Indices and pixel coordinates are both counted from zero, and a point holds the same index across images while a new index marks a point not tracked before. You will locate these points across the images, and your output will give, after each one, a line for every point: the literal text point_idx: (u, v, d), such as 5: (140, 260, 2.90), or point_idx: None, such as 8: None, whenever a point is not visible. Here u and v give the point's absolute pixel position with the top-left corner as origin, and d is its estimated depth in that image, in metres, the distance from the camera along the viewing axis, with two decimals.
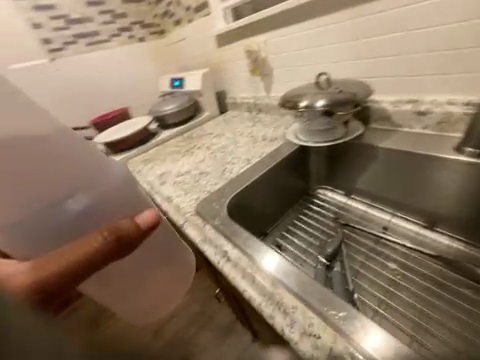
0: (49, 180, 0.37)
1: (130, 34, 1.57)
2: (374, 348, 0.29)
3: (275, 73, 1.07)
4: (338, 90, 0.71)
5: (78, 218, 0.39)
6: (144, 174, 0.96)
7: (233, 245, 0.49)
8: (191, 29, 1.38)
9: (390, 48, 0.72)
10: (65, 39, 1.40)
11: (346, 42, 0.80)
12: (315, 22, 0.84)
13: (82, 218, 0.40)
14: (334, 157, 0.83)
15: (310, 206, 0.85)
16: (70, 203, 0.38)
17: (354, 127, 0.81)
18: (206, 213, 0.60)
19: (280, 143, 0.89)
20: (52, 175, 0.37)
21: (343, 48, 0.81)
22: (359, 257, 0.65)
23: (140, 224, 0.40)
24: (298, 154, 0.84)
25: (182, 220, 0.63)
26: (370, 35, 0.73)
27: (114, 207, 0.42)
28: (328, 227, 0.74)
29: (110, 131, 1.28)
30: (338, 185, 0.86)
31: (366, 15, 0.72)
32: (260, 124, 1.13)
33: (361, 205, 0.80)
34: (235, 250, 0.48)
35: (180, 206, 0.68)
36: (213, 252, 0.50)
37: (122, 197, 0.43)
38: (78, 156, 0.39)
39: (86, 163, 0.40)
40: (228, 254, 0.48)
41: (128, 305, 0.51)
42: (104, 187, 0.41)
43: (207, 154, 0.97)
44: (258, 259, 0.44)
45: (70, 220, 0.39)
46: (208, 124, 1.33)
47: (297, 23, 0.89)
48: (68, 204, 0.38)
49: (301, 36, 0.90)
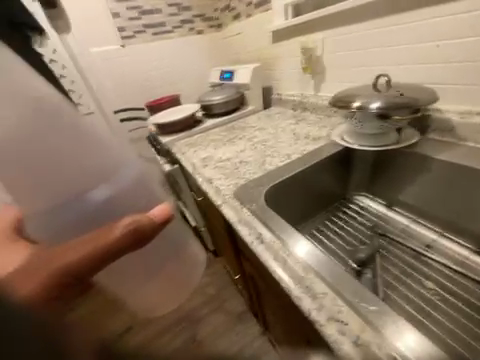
0: (69, 165, 0.37)
1: (191, 26, 1.68)
2: (406, 348, 0.29)
3: (327, 72, 1.06)
4: (399, 93, 0.68)
5: (95, 208, 0.40)
6: (188, 156, 1.04)
7: (268, 229, 0.52)
8: (249, 24, 1.42)
9: (467, 52, 0.65)
10: (136, 28, 1.56)
11: (413, 45, 0.75)
12: (381, 21, 0.80)
13: (100, 209, 0.40)
14: (380, 164, 0.80)
15: (345, 211, 0.83)
16: (88, 195, 0.39)
17: (409, 135, 0.76)
18: (244, 197, 0.64)
19: (324, 142, 0.88)
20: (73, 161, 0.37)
21: (409, 50, 0.76)
22: (393, 270, 0.62)
23: (155, 216, 0.40)
24: (341, 155, 0.82)
25: (220, 200, 0.68)
26: (445, 38, 0.68)
27: (127, 199, 0.43)
28: (363, 234, 0.72)
29: (162, 114, 1.41)
30: (380, 194, 0.82)
31: (443, 15, 0.66)
32: (303, 122, 1.12)
33: (403, 219, 0.75)
34: (269, 233, 0.51)
35: (219, 188, 0.72)
36: (248, 233, 0.53)
37: (134, 193, 0.44)
38: (93, 144, 0.39)
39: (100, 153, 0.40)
40: (262, 236, 0.50)
41: (138, 296, 0.51)
42: (119, 183, 0.42)
43: (248, 145, 1.00)
44: (292, 245, 0.46)
45: (88, 211, 0.39)
46: (251, 117, 1.37)
47: (361, 21, 0.86)
48: (85, 196, 0.39)
49: (362, 35, 0.87)
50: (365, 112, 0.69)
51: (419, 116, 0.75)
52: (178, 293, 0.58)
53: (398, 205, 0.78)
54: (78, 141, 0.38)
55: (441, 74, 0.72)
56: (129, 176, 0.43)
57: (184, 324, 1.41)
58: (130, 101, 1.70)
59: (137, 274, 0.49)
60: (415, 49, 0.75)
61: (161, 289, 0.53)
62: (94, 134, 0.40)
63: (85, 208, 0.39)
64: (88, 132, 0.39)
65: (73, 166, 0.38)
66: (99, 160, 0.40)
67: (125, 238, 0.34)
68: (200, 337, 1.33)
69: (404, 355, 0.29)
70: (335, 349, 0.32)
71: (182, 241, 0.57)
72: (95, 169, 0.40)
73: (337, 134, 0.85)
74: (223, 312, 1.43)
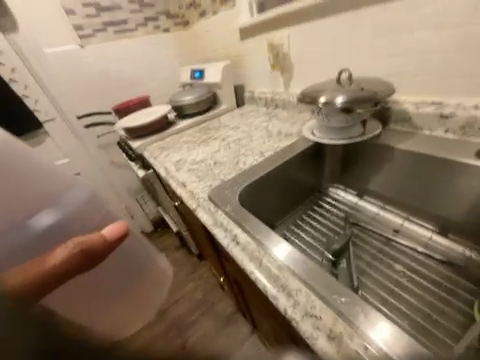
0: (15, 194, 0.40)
1: (155, 24, 1.61)
2: (378, 337, 0.30)
3: (295, 69, 1.07)
4: (360, 87, 0.71)
5: (42, 232, 0.41)
6: (161, 160, 1.00)
7: (243, 230, 0.51)
8: (216, 22, 1.40)
9: (417, 48, 0.70)
10: (95, 27, 1.45)
11: (372, 41, 0.79)
12: (340, 18, 0.84)
13: (47, 235, 0.41)
14: (349, 155, 0.83)
15: (320, 203, 0.86)
16: (37, 219, 0.41)
17: (373, 127, 0.80)
18: (219, 199, 0.63)
19: (296, 138, 0.89)
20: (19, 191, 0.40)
21: (368, 46, 0.80)
22: (365, 256, 0.65)
23: (107, 235, 0.42)
24: (313, 150, 0.84)
25: (195, 204, 0.66)
26: (398, 33, 0.72)
27: (78, 222, 0.45)
28: (337, 225, 0.75)
29: (131, 117, 1.34)
30: (352, 185, 0.86)
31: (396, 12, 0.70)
32: (276, 119, 1.13)
33: (372, 206, 0.79)
34: (244, 235, 0.50)
35: (194, 191, 0.70)
36: (223, 236, 0.52)
37: (86, 213, 0.46)
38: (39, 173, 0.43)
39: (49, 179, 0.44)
40: (238, 238, 0.50)
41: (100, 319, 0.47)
42: (69, 205, 0.44)
43: (222, 145, 0.99)
44: (267, 244, 0.46)
45: (36, 237, 0.40)
46: (225, 116, 1.35)
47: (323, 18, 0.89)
48: (34, 220, 0.41)
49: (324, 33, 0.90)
50: (332, 107, 0.71)
51: (380, 108, 0.80)
52: (149, 305, 0.57)
53: (368, 194, 0.82)
54: (25, 171, 0.42)
55: (398, 67, 0.76)
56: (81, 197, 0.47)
57: (172, 333, 1.37)
58: (95, 105, 1.59)
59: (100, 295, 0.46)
60: (373, 45, 0.79)
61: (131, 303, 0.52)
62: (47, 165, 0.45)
63: (31, 234, 0.39)
64: (37, 164, 0.44)
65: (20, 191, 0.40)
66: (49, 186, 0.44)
67: (74, 256, 0.37)
68: (190, 343, 1.31)
69: (375, 343, 0.30)
70: (311, 345, 0.33)
71: (143, 253, 0.56)
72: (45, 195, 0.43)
73: (309, 130, 0.88)
74: (211, 315, 1.41)
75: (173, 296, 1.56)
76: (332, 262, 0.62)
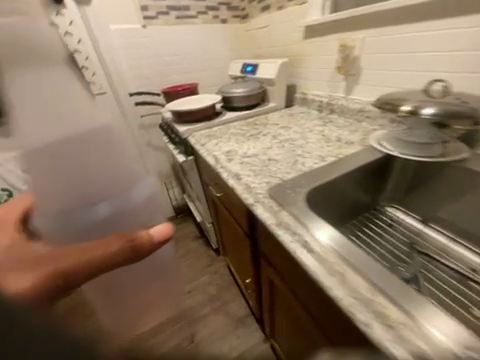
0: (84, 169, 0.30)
1: (215, 14, 1.60)
2: (442, 334, 0.31)
3: (363, 74, 0.99)
4: (459, 101, 0.61)
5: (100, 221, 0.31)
6: (210, 148, 0.97)
7: (318, 238, 0.46)
8: (279, 17, 1.35)
9: None
10: (159, 10, 1.48)
11: (468, 53, 0.70)
12: (432, 24, 0.75)
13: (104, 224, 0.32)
14: (420, 175, 0.75)
15: (376, 222, 0.79)
16: (100, 205, 0.31)
17: (458, 148, 0.70)
18: (282, 198, 0.58)
19: (360, 147, 0.82)
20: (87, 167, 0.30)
21: (460, 58, 0.72)
22: (434, 291, 0.56)
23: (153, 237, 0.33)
24: (381, 163, 0.77)
25: (252, 198, 0.61)
26: None
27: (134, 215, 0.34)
28: (399, 250, 0.67)
29: (179, 102, 1.34)
30: (416, 208, 0.77)
31: None
32: (332, 125, 1.06)
33: (440, 237, 0.71)
34: (319, 243, 0.46)
35: (250, 186, 0.66)
36: (291, 239, 0.48)
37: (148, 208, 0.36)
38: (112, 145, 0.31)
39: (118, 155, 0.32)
40: (310, 246, 0.45)
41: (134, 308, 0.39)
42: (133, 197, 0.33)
43: (274, 142, 0.94)
44: (352, 259, 0.42)
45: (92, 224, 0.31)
46: (273, 114, 1.30)
47: (411, 23, 0.81)
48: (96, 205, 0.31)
49: (408, 39, 0.83)
50: (416, 118, 0.65)
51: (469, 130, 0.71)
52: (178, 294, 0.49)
53: (434, 221, 0.73)
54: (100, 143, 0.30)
55: None
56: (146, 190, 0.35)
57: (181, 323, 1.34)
58: (144, 86, 1.62)
59: (132, 293, 0.37)
60: (468, 58, 0.70)
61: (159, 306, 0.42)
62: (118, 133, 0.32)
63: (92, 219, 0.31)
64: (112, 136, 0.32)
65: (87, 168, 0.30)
66: (120, 167, 0.32)
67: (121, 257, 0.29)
68: (198, 338, 1.27)
69: None
70: None
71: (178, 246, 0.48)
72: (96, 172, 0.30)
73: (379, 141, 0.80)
74: (223, 314, 1.37)
75: (187, 287, 1.53)
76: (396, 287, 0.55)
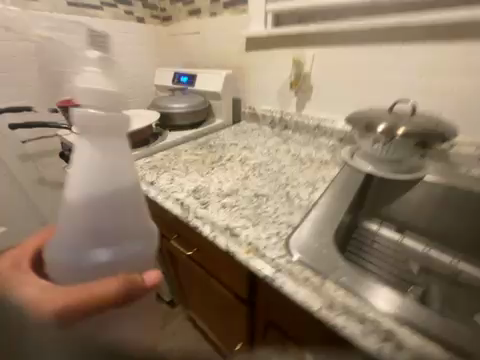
0: (86, 215, 0.29)
1: (128, 9, 1.28)
2: None
3: (314, 91, 1.00)
4: (428, 120, 0.67)
5: (96, 268, 0.30)
6: (165, 188, 0.69)
7: (388, 314, 0.36)
8: (213, 25, 1.22)
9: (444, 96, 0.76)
10: None
11: (402, 76, 0.80)
12: (367, 48, 0.85)
13: (98, 271, 0.31)
14: (394, 190, 0.78)
15: (365, 242, 0.74)
16: (91, 253, 0.30)
17: (418, 164, 0.78)
18: (317, 262, 0.44)
19: (337, 167, 0.80)
20: (86, 212, 0.29)
21: (398, 80, 0.82)
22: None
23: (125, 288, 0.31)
24: (365, 184, 0.74)
25: (272, 269, 0.44)
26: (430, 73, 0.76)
27: (120, 267, 0.32)
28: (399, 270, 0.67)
29: None
30: (391, 219, 0.79)
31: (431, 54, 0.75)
32: (294, 142, 1.00)
33: (416, 243, 0.74)
34: (395, 324, 0.35)
35: (257, 245, 0.48)
36: (366, 330, 0.34)
37: (131, 261, 0.32)
38: (106, 194, 0.29)
39: (111, 204, 0.29)
40: (395, 333, 0.34)
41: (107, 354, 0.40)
42: (124, 248, 0.31)
43: (248, 170, 0.78)
44: (443, 335, 0.33)
45: (86, 269, 0.30)
46: (224, 132, 1.12)
47: (350, 46, 0.87)
48: (89, 252, 0.30)
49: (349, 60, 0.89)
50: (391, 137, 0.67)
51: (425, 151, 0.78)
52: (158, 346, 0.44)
53: (409, 230, 0.77)
54: (100, 190, 0.29)
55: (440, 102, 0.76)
56: (137, 241, 0.32)
57: None
58: (23, 96, 1.08)
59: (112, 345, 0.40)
60: (405, 78, 0.81)
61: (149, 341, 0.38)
62: (118, 176, 0.30)
63: (84, 265, 0.30)
64: (110, 180, 0.29)
65: (91, 215, 0.29)
66: (117, 215, 0.30)
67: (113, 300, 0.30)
68: None
69: None
70: None
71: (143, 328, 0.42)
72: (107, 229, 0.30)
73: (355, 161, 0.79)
74: None
75: None
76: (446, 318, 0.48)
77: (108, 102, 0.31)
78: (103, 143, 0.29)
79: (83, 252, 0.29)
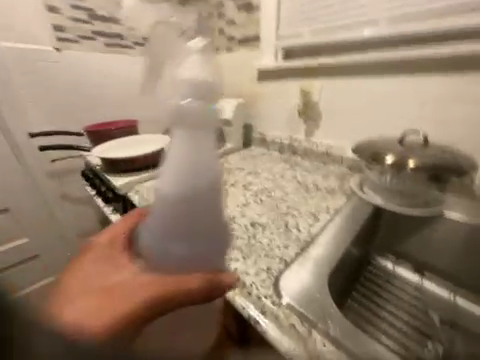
0: (182, 215, 0.33)
1: None
2: None
3: (322, 119, 0.99)
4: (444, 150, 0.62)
5: (184, 260, 0.35)
6: None
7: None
8: (228, 58, 1.32)
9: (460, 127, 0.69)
10: (81, 33, 1.23)
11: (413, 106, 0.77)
12: (375, 80, 0.83)
13: (184, 262, 0.35)
14: (410, 224, 0.70)
15: (377, 281, 0.67)
16: (180, 247, 0.34)
17: (435, 198, 0.71)
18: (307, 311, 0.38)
19: (343, 198, 0.75)
20: (182, 212, 0.33)
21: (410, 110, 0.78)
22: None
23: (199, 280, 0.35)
24: (374, 217, 0.70)
25: (257, 310, 0.40)
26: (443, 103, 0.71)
27: (198, 259, 0.35)
28: (417, 319, 0.58)
29: (110, 144, 1.03)
30: (408, 258, 0.72)
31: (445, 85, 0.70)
32: (301, 169, 0.98)
33: (439, 288, 0.66)
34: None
35: (243, 279, 0.45)
36: None
37: (207, 254, 0.36)
38: (198, 194, 0.33)
39: (201, 203, 0.33)
40: None
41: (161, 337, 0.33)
42: (206, 244, 0.35)
43: (249, 196, 0.77)
44: None
45: (176, 261, 0.35)
46: (233, 156, 1.15)
47: (356, 76, 0.87)
48: (180, 245, 0.34)
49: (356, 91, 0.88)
50: (401, 169, 0.63)
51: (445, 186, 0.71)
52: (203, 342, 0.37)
53: (428, 272, 0.69)
54: (195, 189, 0.33)
55: (455, 134, 0.71)
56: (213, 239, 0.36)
57: None
58: (56, 120, 1.23)
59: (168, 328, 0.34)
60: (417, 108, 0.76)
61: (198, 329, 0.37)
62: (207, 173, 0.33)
63: (174, 257, 0.35)
64: (202, 180, 0.33)
65: (187, 213, 0.33)
66: (204, 213, 0.34)
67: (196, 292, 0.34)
68: None
69: None
70: None
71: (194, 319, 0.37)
72: (188, 217, 0.33)
73: (364, 190, 0.75)
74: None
75: None
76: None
77: (203, 90, 0.30)
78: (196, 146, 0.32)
79: (175, 246, 0.34)
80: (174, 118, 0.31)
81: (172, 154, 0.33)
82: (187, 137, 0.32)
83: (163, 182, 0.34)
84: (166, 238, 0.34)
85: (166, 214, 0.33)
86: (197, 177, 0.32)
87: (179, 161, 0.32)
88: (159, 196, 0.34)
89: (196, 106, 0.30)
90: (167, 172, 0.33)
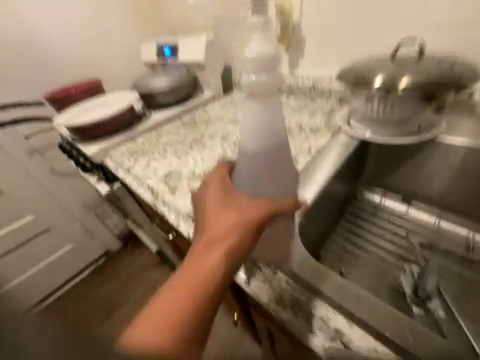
0: (268, 158, 0.39)
1: None
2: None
3: (307, 44, 0.83)
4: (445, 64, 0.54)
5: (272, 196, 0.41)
6: (140, 174, 0.67)
7: (334, 308, 0.37)
8: None
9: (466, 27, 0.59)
10: None
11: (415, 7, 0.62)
12: None
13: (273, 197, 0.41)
14: (399, 155, 0.66)
15: (362, 216, 0.67)
16: (269, 185, 0.41)
17: (430, 122, 0.63)
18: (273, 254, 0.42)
19: (328, 136, 0.69)
20: (269, 155, 0.39)
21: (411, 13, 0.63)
22: (455, 290, 0.52)
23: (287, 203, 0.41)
24: (359, 153, 0.66)
25: None
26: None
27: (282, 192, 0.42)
28: (397, 246, 0.60)
29: (75, 110, 0.94)
30: (398, 188, 0.69)
31: None
32: (286, 108, 0.87)
33: (425, 213, 0.65)
34: (339, 316, 0.36)
35: None
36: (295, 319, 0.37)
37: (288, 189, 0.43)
38: (278, 139, 0.39)
39: (281, 147, 0.40)
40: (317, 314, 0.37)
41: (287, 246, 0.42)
42: (287, 181, 0.42)
43: (228, 147, 0.72)
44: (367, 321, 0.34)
45: (266, 197, 0.41)
46: (213, 105, 1.04)
47: None
48: (268, 184, 0.40)
49: None
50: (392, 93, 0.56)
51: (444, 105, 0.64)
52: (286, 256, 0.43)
53: (417, 201, 0.67)
54: (273, 135, 0.38)
55: (458, 39, 0.61)
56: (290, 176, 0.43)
57: None
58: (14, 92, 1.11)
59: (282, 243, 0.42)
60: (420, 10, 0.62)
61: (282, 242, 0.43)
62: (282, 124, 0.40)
63: (265, 194, 0.41)
64: (277, 130, 0.39)
65: (270, 156, 0.39)
66: (283, 154, 0.40)
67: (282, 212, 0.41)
68: None
69: None
70: None
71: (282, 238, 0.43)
72: (278, 158, 0.40)
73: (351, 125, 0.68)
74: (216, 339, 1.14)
75: None
76: (416, 299, 0.48)
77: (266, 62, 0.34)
78: (270, 101, 0.37)
79: (267, 184, 0.40)
80: (247, 90, 0.36)
81: (251, 111, 0.37)
82: (259, 95, 0.36)
83: (245, 141, 0.39)
84: (258, 179, 0.40)
85: (258, 165, 0.39)
86: (275, 128, 0.38)
87: (259, 113, 0.37)
88: (250, 150, 0.39)
89: (269, 58, 0.34)
90: (252, 127, 0.37)
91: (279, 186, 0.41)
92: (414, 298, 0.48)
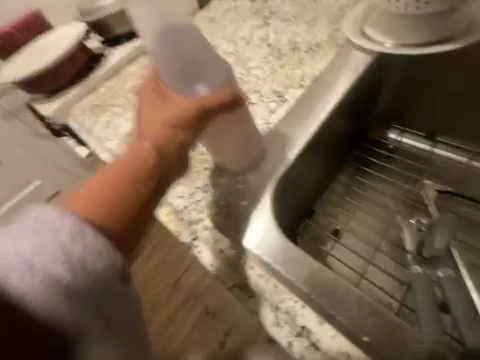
0: (179, 55, 0.35)
1: None
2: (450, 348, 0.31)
3: None
4: None
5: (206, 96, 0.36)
6: (101, 135, 0.58)
7: (303, 302, 0.34)
8: None
9: None
10: None
11: None
12: None
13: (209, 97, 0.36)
14: (428, 75, 0.50)
15: (370, 160, 0.55)
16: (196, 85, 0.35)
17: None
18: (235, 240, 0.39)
19: (330, 60, 0.51)
20: (177, 52, 0.34)
21: None
22: (472, 242, 0.44)
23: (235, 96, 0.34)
24: (373, 78, 0.50)
25: (191, 236, 0.42)
26: None
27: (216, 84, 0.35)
28: (407, 193, 0.51)
29: (20, 59, 0.78)
30: (422, 121, 0.53)
31: None
32: (277, 20, 0.62)
33: (452, 151, 0.52)
34: (309, 313, 0.34)
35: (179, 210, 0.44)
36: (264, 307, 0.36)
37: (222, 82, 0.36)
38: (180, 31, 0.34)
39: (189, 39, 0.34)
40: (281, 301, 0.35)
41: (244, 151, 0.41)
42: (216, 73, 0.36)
43: None
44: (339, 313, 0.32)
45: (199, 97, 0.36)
46: None
47: None
48: (194, 85, 0.35)
49: None
50: None
51: None
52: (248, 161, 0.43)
53: (449, 134, 0.52)
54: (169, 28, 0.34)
55: None
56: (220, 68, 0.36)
57: (192, 303, 0.81)
58: None
59: (237, 149, 0.41)
60: None
61: (240, 150, 0.41)
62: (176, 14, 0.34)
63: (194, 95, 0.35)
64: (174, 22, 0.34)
65: (181, 52, 0.34)
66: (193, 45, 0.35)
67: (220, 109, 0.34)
68: None
69: None
70: None
71: (237, 147, 0.41)
72: (187, 52, 0.35)
73: (365, 33, 0.50)
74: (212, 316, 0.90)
75: None
76: (419, 260, 0.42)
77: None
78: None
79: (192, 86, 0.35)
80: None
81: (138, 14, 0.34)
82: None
83: (150, 41, 0.35)
84: (182, 79, 0.35)
85: (174, 60, 0.35)
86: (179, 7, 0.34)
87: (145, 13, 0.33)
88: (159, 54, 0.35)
89: None
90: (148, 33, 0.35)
91: (206, 76, 0.35)
92: (416, 259, 0.42)
